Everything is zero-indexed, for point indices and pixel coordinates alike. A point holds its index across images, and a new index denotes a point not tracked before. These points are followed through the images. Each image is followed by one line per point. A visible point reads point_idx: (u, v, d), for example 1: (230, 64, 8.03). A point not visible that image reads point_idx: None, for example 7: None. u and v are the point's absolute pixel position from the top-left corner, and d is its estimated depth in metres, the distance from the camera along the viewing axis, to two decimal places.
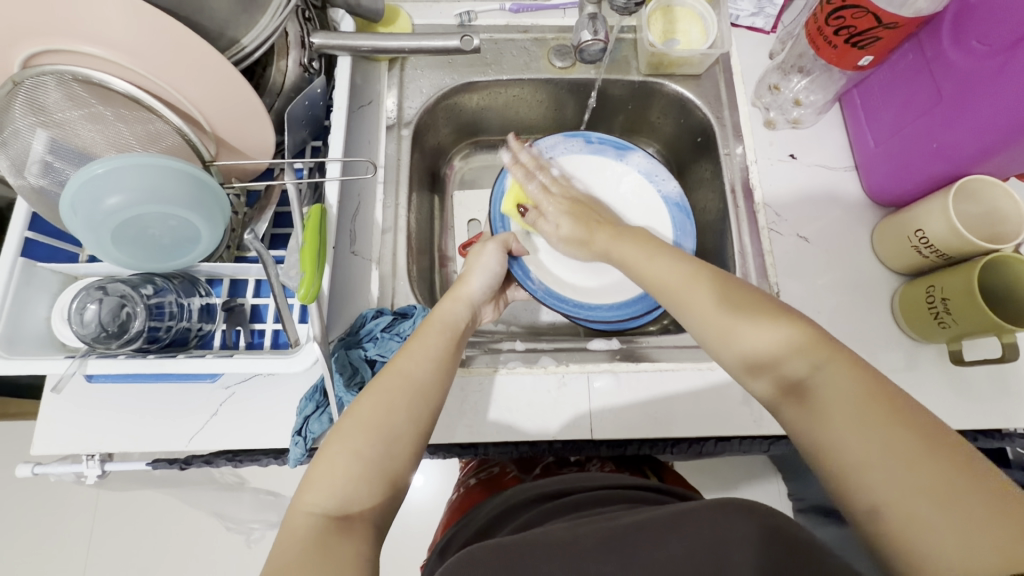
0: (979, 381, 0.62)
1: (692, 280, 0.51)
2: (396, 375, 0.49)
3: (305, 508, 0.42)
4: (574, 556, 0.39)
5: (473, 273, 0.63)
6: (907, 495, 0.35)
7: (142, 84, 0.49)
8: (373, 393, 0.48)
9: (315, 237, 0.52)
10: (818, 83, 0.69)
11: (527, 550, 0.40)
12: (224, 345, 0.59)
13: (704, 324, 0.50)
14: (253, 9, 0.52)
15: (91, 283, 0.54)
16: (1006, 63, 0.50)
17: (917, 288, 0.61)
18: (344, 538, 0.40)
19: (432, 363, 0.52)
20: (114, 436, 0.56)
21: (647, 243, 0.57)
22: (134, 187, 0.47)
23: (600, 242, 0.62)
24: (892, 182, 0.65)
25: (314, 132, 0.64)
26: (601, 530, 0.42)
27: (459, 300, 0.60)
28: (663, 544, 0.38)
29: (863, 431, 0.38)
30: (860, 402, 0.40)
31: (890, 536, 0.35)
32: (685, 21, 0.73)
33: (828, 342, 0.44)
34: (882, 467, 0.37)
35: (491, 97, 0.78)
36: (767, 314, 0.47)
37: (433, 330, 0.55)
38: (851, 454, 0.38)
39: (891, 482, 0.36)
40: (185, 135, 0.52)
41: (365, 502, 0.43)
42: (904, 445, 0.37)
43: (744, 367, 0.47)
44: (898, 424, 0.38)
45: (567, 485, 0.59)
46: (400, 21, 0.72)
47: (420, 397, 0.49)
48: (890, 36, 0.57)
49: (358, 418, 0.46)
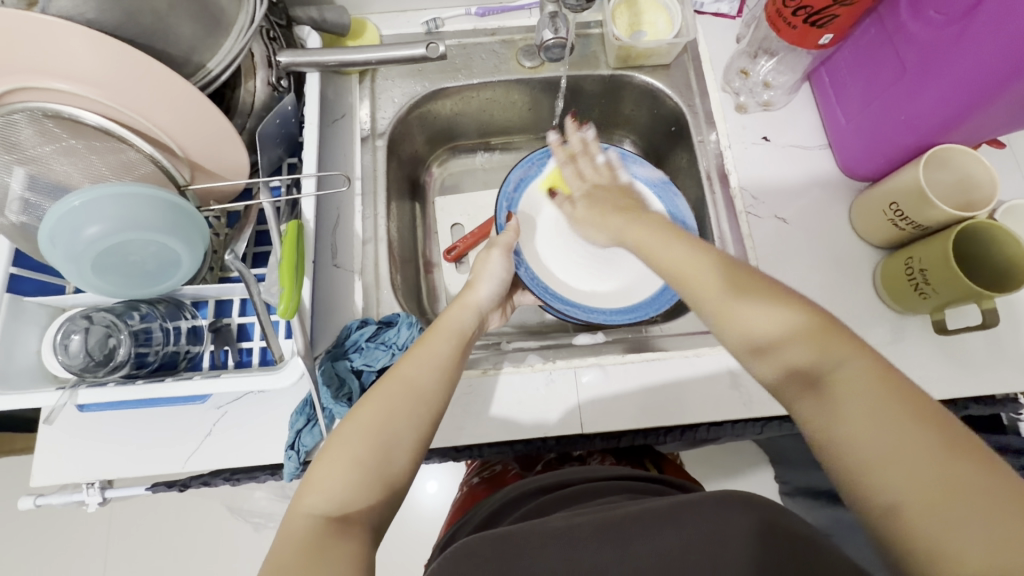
0: (970, 348, 0.62)
1: (716, 279, 0.50)
2: (401, 379, 0.50)
3: (305, 510, 0.42)
4: (567, 543, 0.40)
5: (482, 279, 0.65)
6: (911, 493, 0.35)
7: (113, 115, 0.50)
8: (376, 398, 0.48)
9: (292, 251, 0.53)
10: (786, 64, 0.71)
11: (522, 539, 0.41)
12: (214, 365, 0.60)
13: (710, 305, 0.50)
14: (217, 32, 0.53)
15: (75, 314, 0.54)
16: (964, 31, 0.50)
17: (897, 260, 0.61)
18: (342, 538, 0.40)
19: (438, 371, 0.52)
20: (109, 466, 0.57)
21: (664, 232, 0.57)
22: (112, 216, 0.48)
23: (615, 224, 0.62)
24: (866, 157, 0.65)
25: (289, 149, 0.65)
26: (596, 520, 0.42)
27: (468, 306, 0.62)
28: (662, 536, 0.39)
29: (881, 426, 0.38)
30: (879, 402, 0.39)
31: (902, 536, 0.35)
32: (650, 13, 0.74)
33: (825, 326, 0.44)
34: (901, 471, 0.36)
35: (464, 101, 0.78)
36: (759, 288, 0.48)
37: (441, 336, 0.56)
38: (862, 453, 0.38)
39: (904, 476, 0.36)
40: (157, 161, 0.53)
41: (361, 504, 0.43)
42: (920, 446, 0.36)
43: (745, 345, 0.47)
44: (919, 426, 0.37)
45: (566, 478, 0.60)
46: (368, 33, 0.73)
47: (420, 405, 0.49)
48: (848, 13, 0.57)
49: (358, 422, 0.47)
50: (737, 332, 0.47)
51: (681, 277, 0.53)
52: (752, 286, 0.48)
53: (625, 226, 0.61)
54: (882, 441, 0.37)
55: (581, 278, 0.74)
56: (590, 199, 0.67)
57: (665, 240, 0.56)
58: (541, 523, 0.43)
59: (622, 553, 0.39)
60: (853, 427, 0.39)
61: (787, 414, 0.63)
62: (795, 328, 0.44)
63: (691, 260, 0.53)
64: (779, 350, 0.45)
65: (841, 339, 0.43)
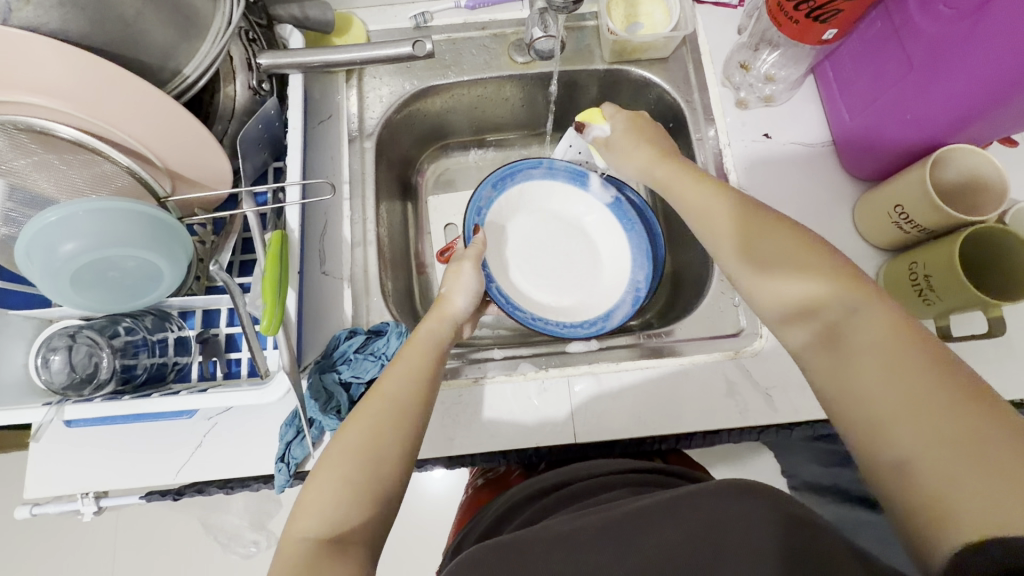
0: (974, 355, 0.60)
1: (739, 225, 0.52)
2: (381, 396, 0.49)
3: (299, 534, 0.42)
4: (568, 547, 0.39)
5: (453, 292, 0.64)
6: (930, 446, 0.35)
7: (87, 128, 0.48)
8: (360, 415, 0.48)
9: (277, 264, 0.52)
10: (788, 57, 0.68)
11: (527, 548, 0.40)
12: (202, 377, 0.59)
13: (723, 247, 0.53)
14: (192, 37, 0.51)
15: (56, 332, 0.54)
16: (975, 27, 0.47)
17: (901, 263, 0.59)
18: (338, 560, 0.40)
19: (416, 380, 0.51)
20: (100, 475, 0.57)
21: (693, 176, 0.58)
22: (89, 232, 0.47)
23: (644, 158, 0.64)
24: (870, 155, 0.63)
25: (274, 152, 0.63)
26: (596, 520, 0.42)
27: (443, 320, 0.61)
28: (662, 528, 0.38)
29: (908, 390, 0.38)
30: (905, 357, 0.39)
31: (910, 483, 0.36)
32: (647, 3, 0.71)
33: (844, 273, 0.45)
34: (920, 424, 0.36)
35: (454, 98, 0.76)
36: (775, 236, 0.49)
37: (417, 348, 0.55)
38: (883, 400, 0.39)
39: (918, 429, 0.36)
40: (135, 173, 0.51)
41: (355, 521, 0.43)
42: (943, 405, 0.36)
43: (766, 286, 0.49)
44: (948, 397, 0.37)
45: (569, 472, 0.59)
46: (354, 29, 0.71)
47: (403, 417, 0.48)
48: (852, 8, 0.54)
49: (346, 442, 0.46)
50: (755, 276, 0.50)
51: (701, 219, 0.55)
52: (777, 233, 0.49)
53: (653, 169, 0.62)
54: (907, 402, 0.38)
55: (548, 298, 0.74)
56: (624, 130, 0.67)
57: (688, 186, 0.58)
58: (549, 528, 0.43)
59: (626, 550, 0.38)
60: (877, 381, 0.40)
61: (785, 423, 0.61)
62: (816, 273, 0.46)
63: (708, 208, 0.55)
64: (795, 292, 0.46)
65: (867, 300, 0.43)
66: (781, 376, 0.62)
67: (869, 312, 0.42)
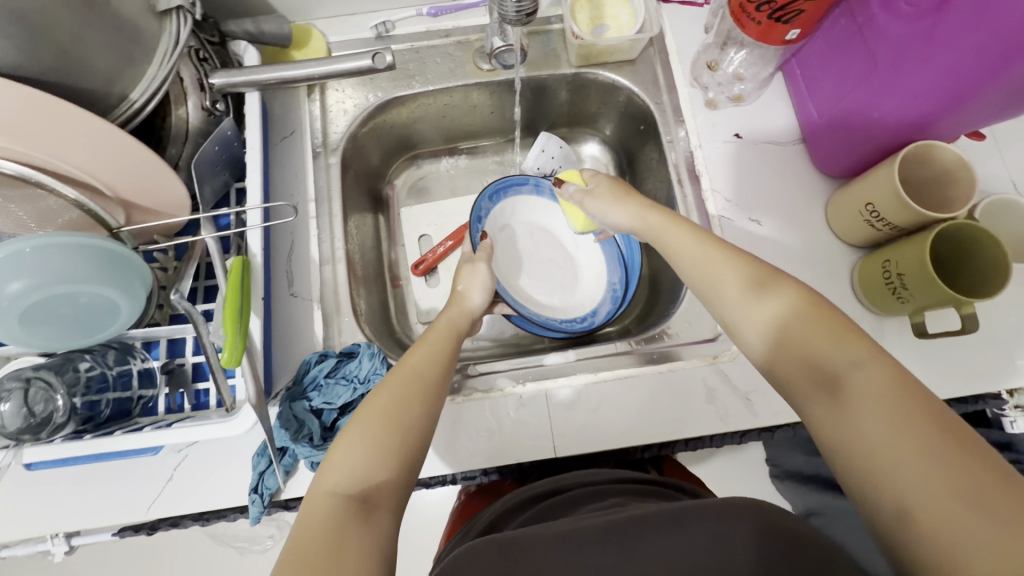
0: (950, 348, 0.60)
1: (715, 256, 0.50)
2: (405, 371, 0.49)
3: (327, 489, 0.40)
4: (568, 549, 0.37)
5: (471, 287, 0.64)
6: (929, 492, 0.33)
7: (30, 161, 0.45)
8: (388, 384, 0.47)
9: (237, 291, 0.51)
10: (756, 56, 0.67)
11: (527, 548, 0.38)
12: (169, 409, 0.57)
13: (700, 278, 0.51)
14: (137, 61, 0.50)
15: (8, 376, 0.51)
16: (937, 25, 0.46)
17: (873, 263, 0.59)
18: (365, 521, 0.38)
19: (439, 363, 0.51)
20: (69, 516, 0.55)
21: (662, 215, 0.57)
22: (37, 271, 0.45)
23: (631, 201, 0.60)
24: (840, 153, 0.62)
25: (235, 173, 0.62)
26: (599, 521, 0.39)
27: (462, 313, 0.61)
28: (667, 537, 0.36)
29: (899, 432, 0.35)
30: (891, 396, 0.37)
31: (913, 533, 0.33)
32: (612, 5, 0.70)
33: (818, 310, 0.44)
34: (915, 467, 0.34)
35: (421, 108, 0.74)
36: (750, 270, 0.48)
37: (440, 334, 0.56)
38: (874, 442, 0.36)
39: (912, 473, 0.34)
40: (84, 205, 0.49)
41: (382, 479, 0.41)
42: (935, 448, 0.34)
43: (745, 322, 0.47)
44: (938, 438, 0.34)
45: (566, 481, 0.57)
46: (313, 42, 0.69)
47: (429, 391, 0.48)
48: (814, 8, 0.53)
49: (376, 406, 0.45)
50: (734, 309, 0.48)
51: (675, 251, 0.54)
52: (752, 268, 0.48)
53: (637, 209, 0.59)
54: (901, 445, 0.35)
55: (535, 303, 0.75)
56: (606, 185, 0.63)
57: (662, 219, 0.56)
58: (550, 527, 0.40)
59: (628, 555, 0.35)
60: (866, 422, 0.37)
61: (767, 426, 0.61)
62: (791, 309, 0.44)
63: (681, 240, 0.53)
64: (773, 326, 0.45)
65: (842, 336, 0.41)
66: (760, 380, 0.62)
67: (848, 349, 0.40)
